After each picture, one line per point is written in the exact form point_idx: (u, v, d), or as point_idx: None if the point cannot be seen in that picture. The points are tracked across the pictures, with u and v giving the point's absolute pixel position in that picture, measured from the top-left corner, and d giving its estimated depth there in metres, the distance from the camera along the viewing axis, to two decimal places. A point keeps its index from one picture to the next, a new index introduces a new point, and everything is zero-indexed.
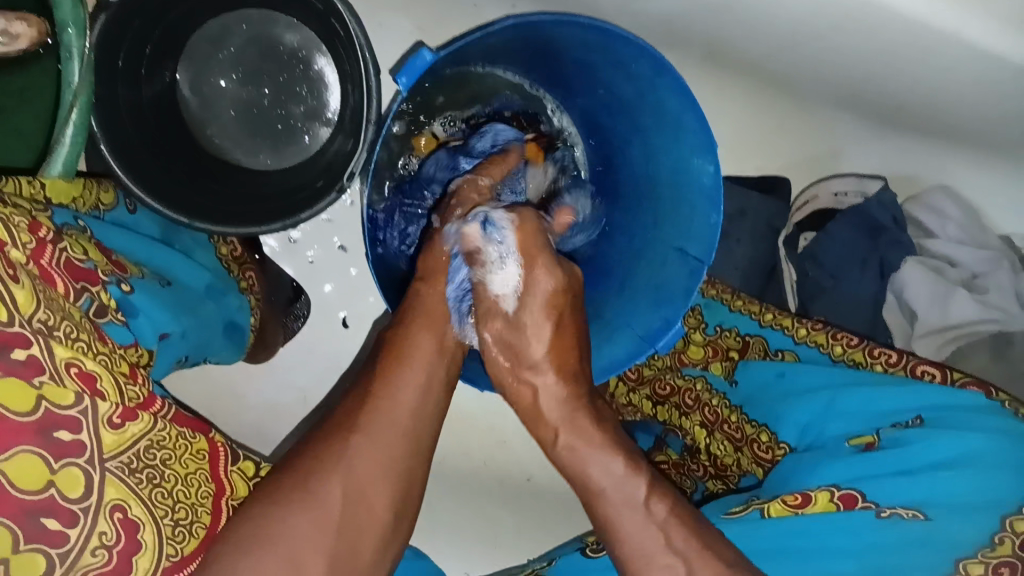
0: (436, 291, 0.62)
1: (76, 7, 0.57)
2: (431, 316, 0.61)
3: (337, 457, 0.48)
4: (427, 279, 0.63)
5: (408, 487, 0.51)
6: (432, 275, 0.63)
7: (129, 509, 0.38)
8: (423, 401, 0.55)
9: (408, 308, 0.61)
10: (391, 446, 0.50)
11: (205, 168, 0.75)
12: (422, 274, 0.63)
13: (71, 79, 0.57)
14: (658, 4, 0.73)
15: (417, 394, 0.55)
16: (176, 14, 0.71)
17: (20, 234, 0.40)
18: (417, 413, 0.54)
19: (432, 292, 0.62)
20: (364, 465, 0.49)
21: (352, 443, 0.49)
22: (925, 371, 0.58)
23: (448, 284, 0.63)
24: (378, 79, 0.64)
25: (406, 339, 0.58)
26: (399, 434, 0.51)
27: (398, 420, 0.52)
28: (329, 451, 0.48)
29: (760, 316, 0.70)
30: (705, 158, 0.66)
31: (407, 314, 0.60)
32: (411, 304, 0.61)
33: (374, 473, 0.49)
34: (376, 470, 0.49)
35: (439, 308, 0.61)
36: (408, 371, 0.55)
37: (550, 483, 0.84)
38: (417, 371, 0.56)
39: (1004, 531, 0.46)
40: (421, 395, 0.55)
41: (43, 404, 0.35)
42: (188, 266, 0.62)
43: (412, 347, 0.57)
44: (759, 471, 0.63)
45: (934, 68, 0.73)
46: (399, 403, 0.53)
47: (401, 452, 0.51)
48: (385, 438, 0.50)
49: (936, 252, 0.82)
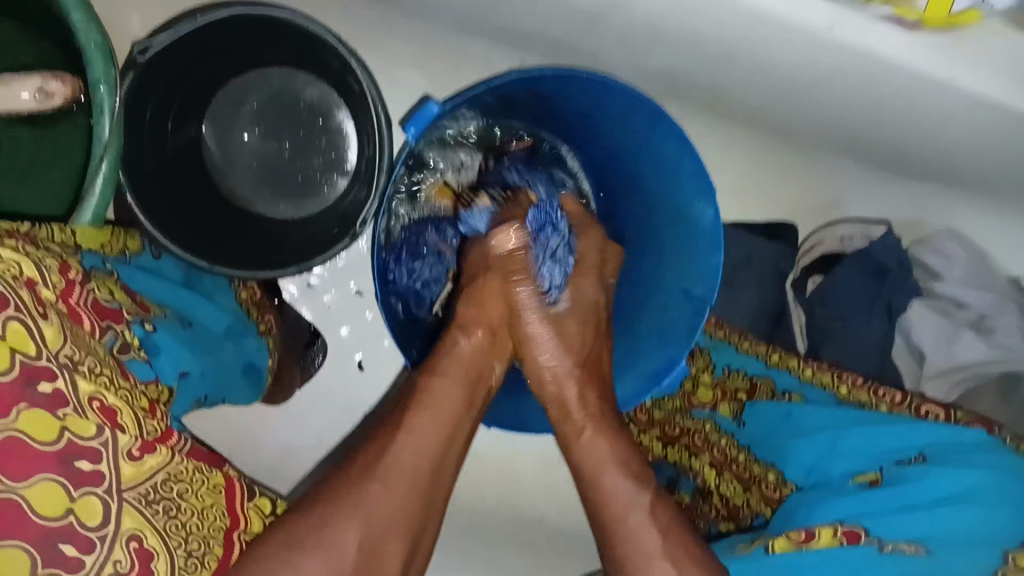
0: (471, 343, 0.63)
1: (108, 65, 0.60)
2: (465, 370, 0.61)
3: (354, 502, 0.49)
4: (465, 327, 0.63)
5: (420, 531, 0.53)
6: (469, 325, 0.64)
7: (144, 539, 0.40)
8: (445, 456, 0.56)
9: (438, 356, 0.62)
10: (405, 492, 0.51)
11: (228, 216, 0.78)
12: (461, 323, 0.64)
13: (101, 134, 0.59)
14: (663, 57, 0.75)
15: (439, 448, 0.55)
16: (200, 74, 0.74)
17: (51, 275, 0.42)
18: (438, 467, 0.55)
19: (467, 344, 0.62)
20: (368, 497, 0.50)
21: (370, 487, 0.50)
22: (930, 410, 0.59)
23: (484, 335, 0.63)
24: (391, 132, 0.69)
25: (433, 391, 0.58)
26: (416, 484, 0.52)
27: (417, 468, 0.53)
28: (347, 494, 0.50)
29: (765, 356, 0.72)
30: (705, 202, 0.68)
31: (437, 366, 0.60)
32: (442, 356, 0.61)
33: (390, 515, 0.50)
34: (389, 514, 0.50)
35: (472, 362, 0.62)
36: (433, 424, 0.56)
37: (563, 526, 0.84)
38: (442, 426, 0.56)
39: (1008, 566, 0.48)
40: (441, 449, 0.56)
41: (67, 435, 0.37)
42: (211, 312, 0.65)
43: (441, 398, 0.58)
44: (767, 511, 0.63)
45: (934, 115, 0.74)
46: (423, 450, 0.54)
47: (416, 504, 0.52)
48: (401, 487, 0.51)
49: (943, 294, 0.83)
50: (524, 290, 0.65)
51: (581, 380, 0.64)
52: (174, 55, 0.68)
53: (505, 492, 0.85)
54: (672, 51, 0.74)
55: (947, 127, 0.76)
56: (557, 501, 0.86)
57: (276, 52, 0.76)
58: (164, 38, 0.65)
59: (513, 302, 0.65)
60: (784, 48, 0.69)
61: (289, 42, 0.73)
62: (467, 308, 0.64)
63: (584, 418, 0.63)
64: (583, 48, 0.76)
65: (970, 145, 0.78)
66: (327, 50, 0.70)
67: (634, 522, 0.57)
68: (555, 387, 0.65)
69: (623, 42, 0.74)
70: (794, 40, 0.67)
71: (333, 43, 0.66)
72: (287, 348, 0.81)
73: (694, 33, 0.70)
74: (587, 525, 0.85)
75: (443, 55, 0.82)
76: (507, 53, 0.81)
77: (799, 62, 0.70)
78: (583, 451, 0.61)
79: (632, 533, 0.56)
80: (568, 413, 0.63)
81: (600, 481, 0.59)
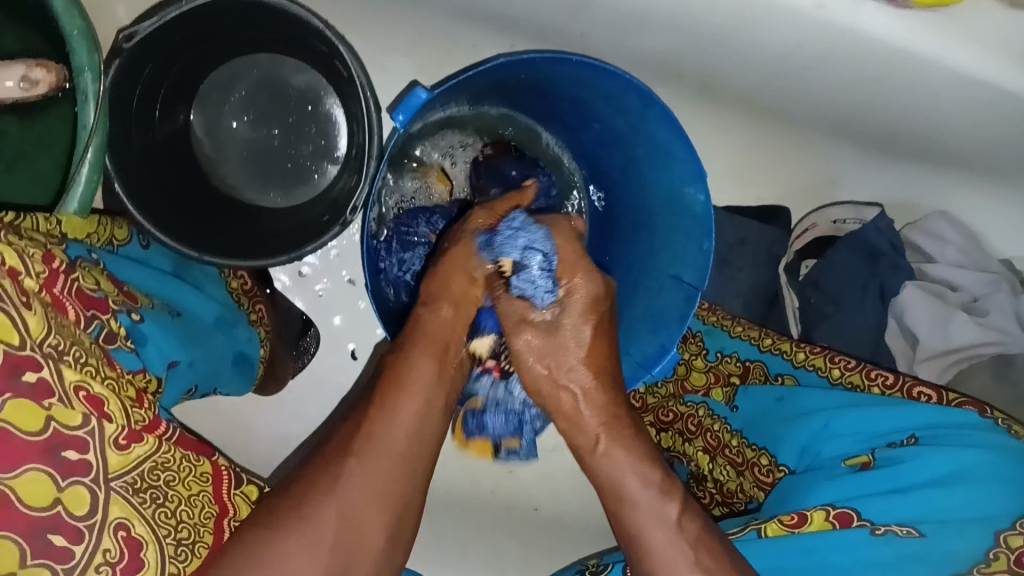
0: (438, 316, 0.62)
1: (92, 54, 0.59)
2: (432, 344, 0.61)
3: (331, 483, 0.49)
4: (428, 302, 0.63)
5: (404, 510, 0.52)
6: (432, 299, 0.63)
7: (132, 527, 0.40)
8: (421, 430, 0.56)
9: (407, 331, 0.61)
10: (382, 471, 0.51)
11: (217, 205, 0.78)
12: (424, 299, 0.63)
13: (86, 120, 0.58)
14: (653, 42, 0.75)
15: (415, 420, 0.56)
16: (187, 62, 0.74)
17: (33, 264, 0.42)
18: (414, 439, 0.55)
19: (433, 317, 0.62)
20: (347, 481, 0.49)
21: (348, 469, 0.50)
22: (922, 392, 0.58)
23: (450, 308, 0.63)
24: (380, 116, 0.68)
25: (403, 367, 0.58)
26: (393, 458, 0.52)
27: (392, 444, 0.53)
28: (326, 479, 0.49)
29: (760, 340, 0.70)
30: (696, 187, 0.68)
31: (407, 342, 0.60)
32: (412, 331, 0.61)
33: (370, 497, 0.50)
34: (371, 496, 0.50)
35: (440, 332, 0.62)
36: (405, 397, 0.56)
37: (558, 512, 0.85)
38: (416, 400, 0.56)
39: (999, 546, 0.47)
40: (419, 420, 0.56)
41: (52, 424, 0.37)
42: (198, 299, 0.64)
43: (412, 374, 0.58)
44: (762, 495, 0.63)
45: (925, 95, 0.74)
46: (396, 425, 0.54)
47: (393, 477, 0.52)
48: (379, 466, 0.51)
49: (936, 277, 0.83)
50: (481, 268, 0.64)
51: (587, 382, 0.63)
52: (159, 42, 0.67)
53: (500, 480, 0.85)
54: (662, 35, 0.73)
55: (940, 107, 0.76)
56: (551, 487, 0.86)
57: (263, 39, 0.76)
58: (149, 25, 0.64)
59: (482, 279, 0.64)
60: (775, 29, 0.68)
61: (274, 28, 0.72)
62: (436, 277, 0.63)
63: (595, 428, 0.61)
64: (573, 33, 0.76)
65: (962, 124, 0.78)
66: (313, 36, 0.69)
67: (654, 535, 0.54)
68: (566, 394, 0.64)
69: (613, 26, 0.73)
70: (785, 19, 0.66)
71: (320, 28, 0.65)
72: (282, 338, 0.80)
73: (685, 16, 0.69)
74: (582, 511, 0.85)
75: (432, 42, 0.82)
76: (497, 39, 0.80)
77: (789, 44, 0.70)
78: (597, 459, 0.60)
79: (651, 535, 0.54)
80: (579, 420, 0.62)
81: (620, 488, 0.58)
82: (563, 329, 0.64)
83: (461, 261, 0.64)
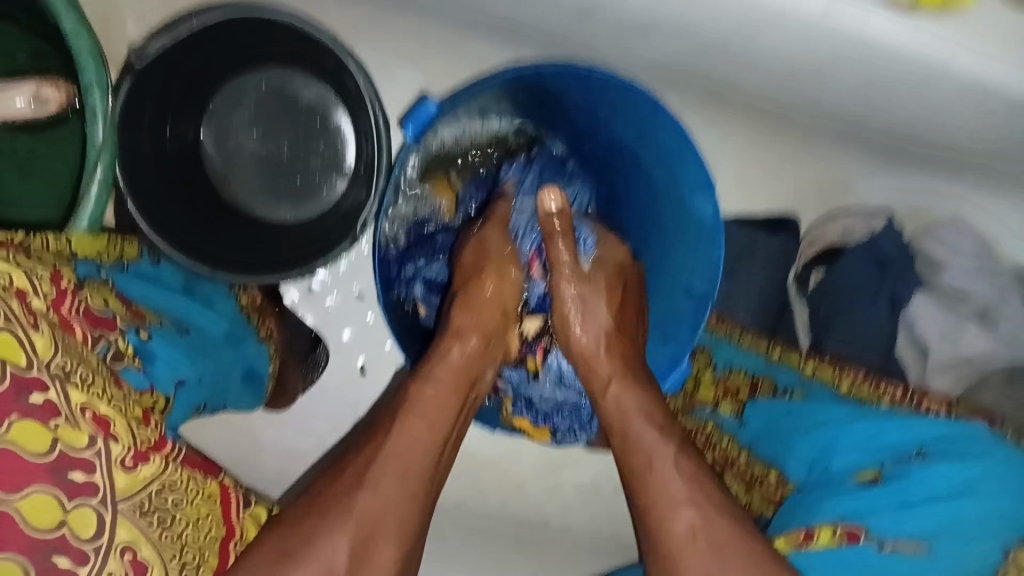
0: (464, 349, 0.63)
1: (99, 70, 0.63)
2: (454, 375, 0.61)
3: (344, 511, 0.49)
4: (457, 333, 0.64)
5: (409, 544, 0.53)
6: (465, 333, 0.64)
7: (139, 551, 0.40)
8: (435, 463, 0.56)
9: (432, 361, 0.61)
10: (395, 500, 0.52)
11: (228, 221, 0.78)
12: (455, 330, 0.64)
13: (96, 137, 0.64)
14: (659, 49, 0.75)
15: (431, 453, 0.56)
16: (197, 76, 0.74)
17: (41, 284, 0.42)
18: (428, 472, 0.55)
19: (460, 351, 0.63)
20: (358, 505, 0.50)
21: (363, 489, 0.51)
22: (930, 404, 0.59)
23: (477, 343, 0.64)
24: (388, 130, 0.69)
25: (424, 396, 0.58)
26: (408, 488, 0.53)
27: (409, 475, 0.53)
28: (338, 503, 0.50)
29: (766, 353, 0.72)
30: (704, 198, 0.67)
31: (430, 372, 0.60)
32: (436, 362, 0.61)
33: (378, 522, 0.50)
34: (378, 520, 0.50)
35: (464, 369, 0.62)
36: (426, 428, 0.56)
37: (568, 525, 0.84)
38: (432, 432, 0.56)
39: (1007, 567, 0.48)
40: (435, 451, 0.56)
41: (59, 446, 0.37)
42: (208, 316, 0.64)
43: (432, 403, 0.58)
44: (770, 512, 0.62)
45: (934, 101, 0.74)
46: (415, 456, 0.54)
47: (406, 507, 0.52)
48: (393, 490, 0.52)
49: (949, 286, 0.81)
50: (494, 288, 0.68)
51: (617, 371, 0.64)
52: (170, 59, 0.68)
53: (510, 492, 0.85)
54: (667, 42, 0.74)
55: (950, 113, 0.75)
56: (561, 499, 0.86)
57: (271, 54, 0.76)
58: (159, 45, 0.65)
59: (500, 304, 0.68)
60: (780, 34, 0.68)
61: (282, 43, 0.73)
62: (470, 292, 0.67)
63: (609, 373, 0.64)
64: (580, 39, 0.76)
65: (973, 130, 0.77)
66: (321, 52, 0.70)
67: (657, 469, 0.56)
68: (588, 338, 0.67)
69: (618, 32, 0.74)
70: (791, 24, 0.66)
71: (327, 43, 0.65)
72: (290, 352, 0.81)
73: (690, 21, 0.69)
74: (592, 524, 0.85)
75: (438, 55, 0.82)
76: (502, 51, 0.81)
77: (796, 50, 0.70)
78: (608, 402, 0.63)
79: (661, 482, 0.55)
80: (596, 368, 0.65)
81: (627, 432, 0.60)
82: (592, 326, 0.68)
83: (488, 299, 0.67)
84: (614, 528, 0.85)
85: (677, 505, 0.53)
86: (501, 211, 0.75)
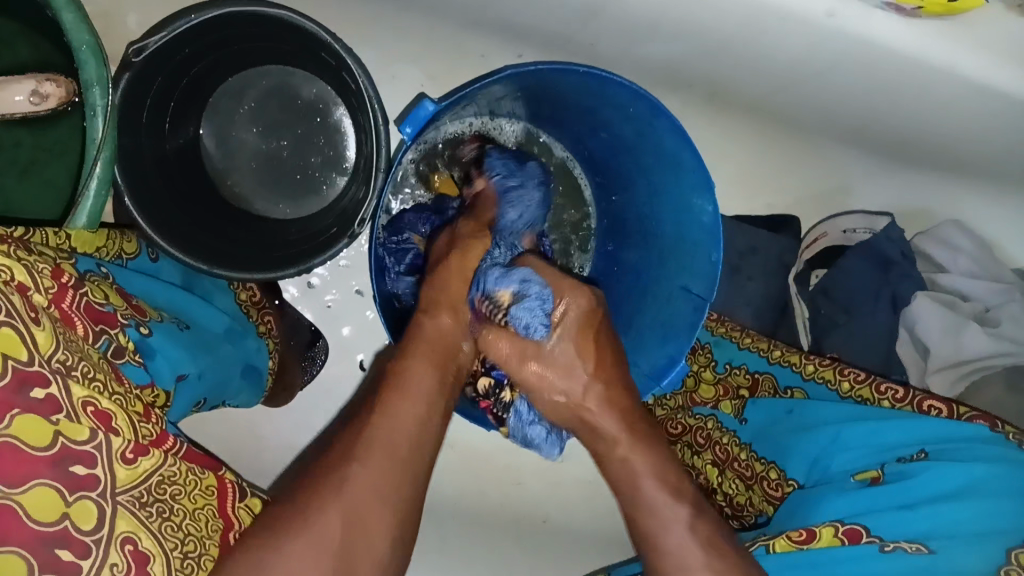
0: (438, 323, 0.62)
1: (101, 67, 0.59)
2: (433, 350, 0.61)
3: (337, 483, 0.49)
4: (428, 309, 0.63)
5: (406, 521, 0.52)
6: (433, 308, 0.63)
7: (139, 541, 0.40)
8: (421, 435, 0.55)
9: (407, 337, 0.62)
10: (385, 468, 0.51)
11: (228, 216, 0.78)
12: (424, 307, 0.63)
13: (95, 133, 0.59)
14: (662, 51, 0.75)
15: (416, 425, 0.55)
16: (198, 73, 0.74)
17: (42, 279, 0.42)
18: (416, 444, 0.54)
19: (432, 324, 0.62)
20: (348, 479, 0.49)
21: (351, 470, 0.50)
22: (932, 406, 0.58)
23: (451, 318, 0.63)
24: (389, 127, 0.68)
25: (405, 374, 0.58)
26: (395, 461, 0.52)
27: (395, 447, 0.53)
28: (326, 482, 0.49)
29: (768, 351, 0.70)
30: (703, 198, 0.67)
31: (408, 348, 0.60)
32: (410, 338, 0.61)
33: (370, 492, 0.50)
34: (370, 494, 0.50)
35: (441, 340, 0.61)
36: (407, 402, 0.56)
37: (568, 522, 0.84)
38: (416, 405, 0.56)
39: (1010, 564, 0.46)
40: (419, 426, 0.55)
41: (60, 440, 0.37)
42: (207, 310, 0.65)
43: (411, 379, 0.57)
44: (770, 509, 0.62)
45: (937, 103, 0.73)
46: (399, 429, 0.54)
47: (397, 478, 0.52)
48: (381, 463, 0.51)
49: (950, 288, 0.82)
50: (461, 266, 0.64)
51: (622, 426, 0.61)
52: (169, 55, 0.68)
53: (510, 490, 0.85)
54: (670, 44, 0.73)
55: (951, 115, 0.75)
56: (561, 497, 0.86)
57: (272, 51, 0.76)
58: (158, 39, 0.64)
59: (468, 276, 0.64)
60: (783, 37, 0.68)
61: (283, 40, 0.73)
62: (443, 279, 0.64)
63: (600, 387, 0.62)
64: (582, 42, 0.76)
65: (974, 132, 0.77)
66: (322, 48, 0.70)
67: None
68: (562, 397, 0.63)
69: (620, 34, 0.73)
70: (794, 28, 0.66)
71: (329, 40, 0.65)
72: (291, 350, 0.80)
73: (693, 24, 0.69)
74: (591, 522, 0.85)
75: (440, 52, 0.82)
76: (504, 49, 0.81)
77: (797, 52, 0.70)
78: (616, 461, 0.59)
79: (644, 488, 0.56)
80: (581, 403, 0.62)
81: (624, 452, 0.59)
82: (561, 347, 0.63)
83: (452, 273, 0.64)
84: (614, 526, 0.85)
85: (671, 511, 0.54)
86: (486, 208, 0.70)
